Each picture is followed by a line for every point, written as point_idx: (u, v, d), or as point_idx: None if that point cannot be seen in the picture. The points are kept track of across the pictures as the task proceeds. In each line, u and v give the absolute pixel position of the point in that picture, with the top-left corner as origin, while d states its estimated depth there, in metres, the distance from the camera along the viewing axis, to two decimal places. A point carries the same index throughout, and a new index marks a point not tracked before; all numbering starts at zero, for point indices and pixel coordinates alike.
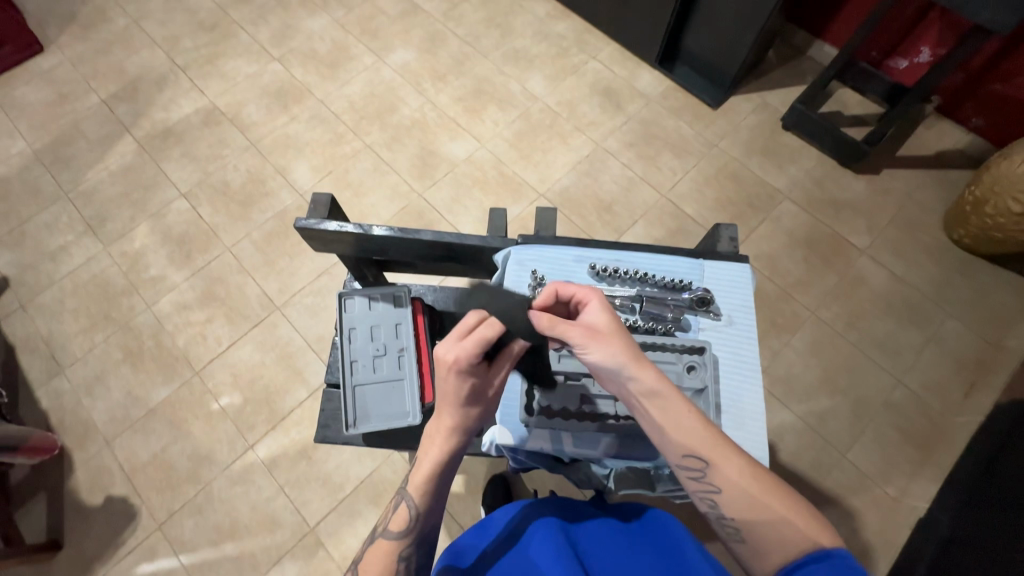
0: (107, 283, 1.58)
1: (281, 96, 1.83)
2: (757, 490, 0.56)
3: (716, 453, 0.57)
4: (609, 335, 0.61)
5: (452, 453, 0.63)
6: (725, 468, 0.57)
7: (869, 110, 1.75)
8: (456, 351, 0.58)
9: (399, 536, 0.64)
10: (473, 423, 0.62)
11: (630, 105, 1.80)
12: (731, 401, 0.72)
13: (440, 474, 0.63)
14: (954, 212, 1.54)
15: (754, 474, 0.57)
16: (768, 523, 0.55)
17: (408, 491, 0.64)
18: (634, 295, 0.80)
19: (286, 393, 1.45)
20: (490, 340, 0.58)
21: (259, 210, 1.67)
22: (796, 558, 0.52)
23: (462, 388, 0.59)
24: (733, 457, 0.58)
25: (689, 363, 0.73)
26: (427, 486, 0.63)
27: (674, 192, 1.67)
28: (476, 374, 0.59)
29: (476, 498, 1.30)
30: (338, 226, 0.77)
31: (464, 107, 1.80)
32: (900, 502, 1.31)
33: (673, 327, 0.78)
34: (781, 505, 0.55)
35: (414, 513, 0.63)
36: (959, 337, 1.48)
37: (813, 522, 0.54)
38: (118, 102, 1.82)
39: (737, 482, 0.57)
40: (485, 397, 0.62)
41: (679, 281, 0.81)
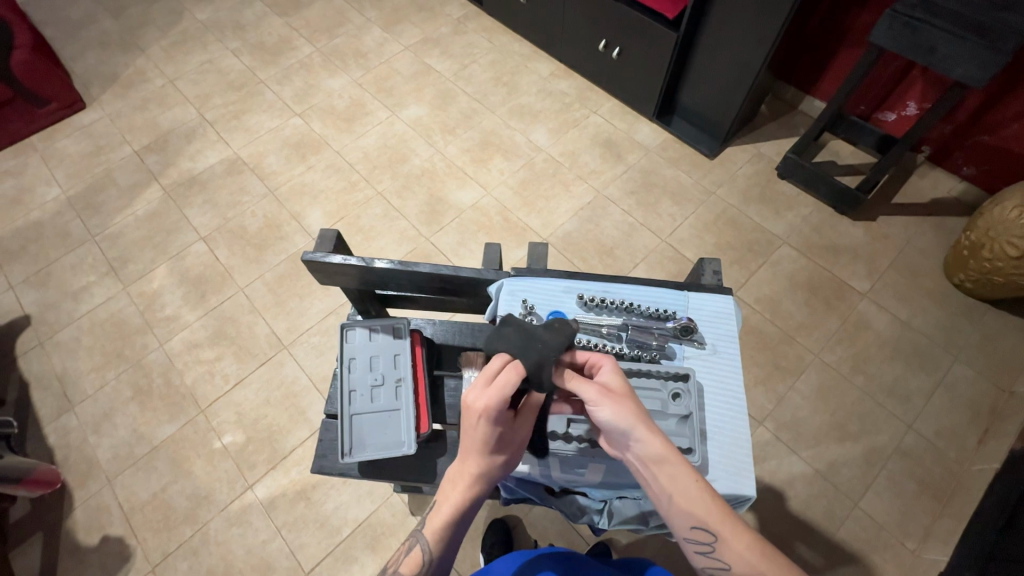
0: (123, 322, 1.63)
1: (301, 147, 1.95)
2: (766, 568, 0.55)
3: (725, 529, 0.55)
4: (626, 399, 0.59)
5: (473, 499, 0.62)
6: (735, 545, 0.55)
7: (862, 160, 1.81)
8: (486, 399, 0.57)
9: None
10: (498, 471, 0.62)
11: (630, 155, 1.89)
12: (716, 427, 0.73)
13: (459, 520, 0.62)
14: (953, 257, 1.56)
15: (764, 550, 0.55)
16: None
17: (424, 536, 0.63)
18: (620, 324, 0.82)
19: (288, 432, 1.46)
20: (513, 384, 0.58)
21: (274, 253, 1.74)
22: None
23: (493, 434, 0.59)
24: (741, 533, 0.55)
25: (674, 390, 0.74)
26: (443, 532, 0.62)
27: (674, 237, 1.71)
28: (503, 423, 0.59)
29: (476, 544, 1.26)
30: (343, 259, 0.81)
31: (471, 157, 1.90)
32: (919, 556, 1.25)
33: (658, 355, 0.80)
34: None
35: (427, 557, 0.62)
36: (969, 382, 1.45)
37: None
38: (149, 153, 1.95)
39: (746, 558, 0.55)
40: (513, 443, 0.62)
41: (663, 311, 0.83)
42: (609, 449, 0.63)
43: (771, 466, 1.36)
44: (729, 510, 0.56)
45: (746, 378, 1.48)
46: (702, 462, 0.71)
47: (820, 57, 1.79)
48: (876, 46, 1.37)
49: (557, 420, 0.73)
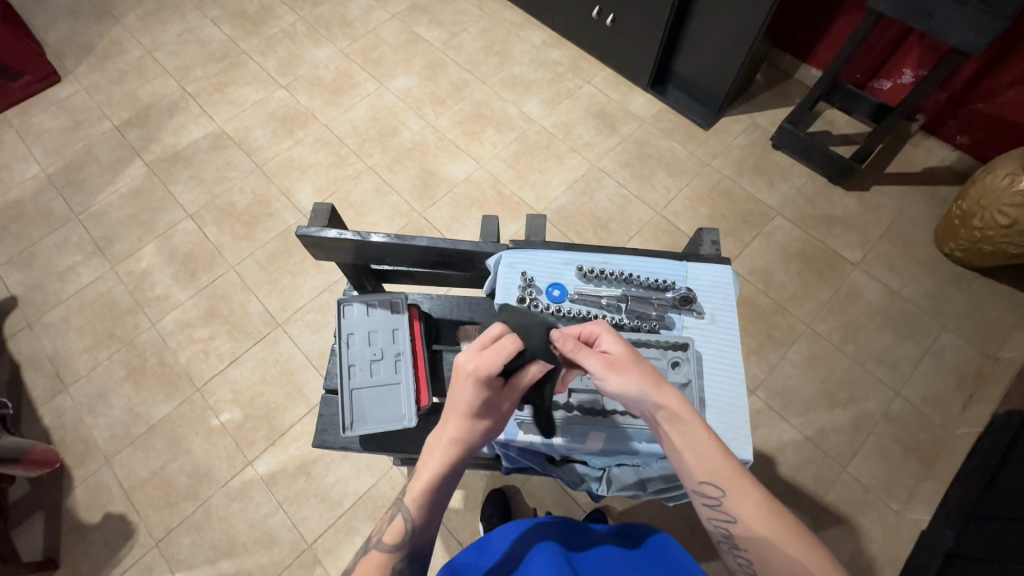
0: (113, 301, 1.61)
1: (287, 121, 1.90)
2: (772, 524, 0.56)
3: (735, 487, 0.57)
4: (633, 367, 0.60)
5: (454, 466, 0.60)
6: (743, 502, 0.57)
7: (857, 129, 1.80)
8: (474, 360, 0.58)
9: (390, 550, 0.61)
10: (479, 438, 0.60)
11: (624, 126, 1.86)
12: (715, 395, 0.74)
13: (439, 486, 0.61)
14: (944, 226, 1.57)
15: (771, 508, 0.57)
16: (782, 562, 0.54)
17: (405, 503, 0.61)
18: (619, 295, 0.82)
19: (286, 409, 1.46)
20: (512, 352, 0.58)
21: (264, 230, 1.71)
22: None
23: (477, 399, 0.58)
24: (751, 491, 0.57)
25: (673, 359, 0.76)
26: (424, 498, 0.61)
27: (668, 209, 1.71)
28: (489, 389, 0.58)
29: (475, 513, 1.29)
30: (338, 234, 0.80)
31: (463, 130, 1.86)
32: (903, 516, 1.29)
33: (658, 325, 0.80)
34: (795, 540, 0.55)
35: (408, 525, 0.61)
36: (956, 350, 1.48)
37: (827, 565, 0.53)
38: (130, 128, 1.89)
39: (755, 515, 0.56)
40: (497, 412, 0.60)
41: (662, 281, 0.83)
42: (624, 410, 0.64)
43: (762, 434, 1.39)
44: (741, 469, 0.57)
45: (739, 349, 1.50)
46: None
47: (817, 24, 1.76)
48: (875, 11, 1.34)
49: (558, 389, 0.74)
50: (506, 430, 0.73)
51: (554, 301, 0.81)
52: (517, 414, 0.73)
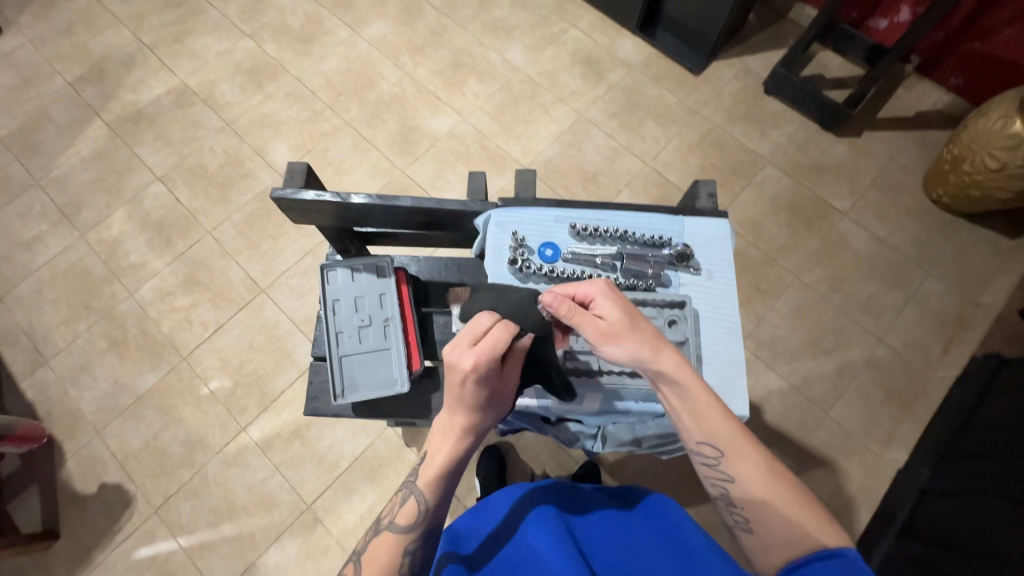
0: (86, 272, 1.55)
1: (255, 74, 1.78)
2: (771, 484, 0.57)
3: (735, 447, 0.57)
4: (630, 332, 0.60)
5: (465, 449, 0.62)
6: (742, 462, 0.57)
7: (850, 72, 1.75)
8: (472, 358, 0.56)
9: (406, 531, 0.63)
10: (488, 421, 0.61)
11: (612, 73, 1.78)
12: (712, 352, 0.74)
13: (452, 468, 0.62)
14: (934, 171, 1.55)
15: (771, 469, 0.58)
16: (778, 519, 0.55)
17: (419, 486, 0.63)
18: (614, 253, 0.80)
19: (276, 375, 1.45)
20: (505, 342, 0.57)
21: (239, 192, 1.64)
22: (801, 556, 0.52)
23: (482, 390, 0.58)
24: (751, 452, 0.58)
25: (671, 318, 0.74)
26: (438, 482, 0.62)
27: (658, 160, 1.66)
28: (492, 378, 0.58)
29: (471, 469, 1.32)
30: (316, 195, 0.75)
31: (444, 80, 1.77)
32: (881, 456, 1.35)
33: (654, 283, 0.79)
34: (793, 501, 0.56)
35: (424, 507, 0.62)
36: (938, 295, 1.51)
37: (826, 522, 0.54)
38: (85, 85, 1.76)
39: (752, 475, 0.57)
40: (503, 395, 0.61)
41: (658, 238, 0.81)
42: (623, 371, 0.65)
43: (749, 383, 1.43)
44: (743, 430, 0.58)
45: None
46: None
47: None
48: None
49: None
50: None
51: (548, 261, 0.79)
52: None
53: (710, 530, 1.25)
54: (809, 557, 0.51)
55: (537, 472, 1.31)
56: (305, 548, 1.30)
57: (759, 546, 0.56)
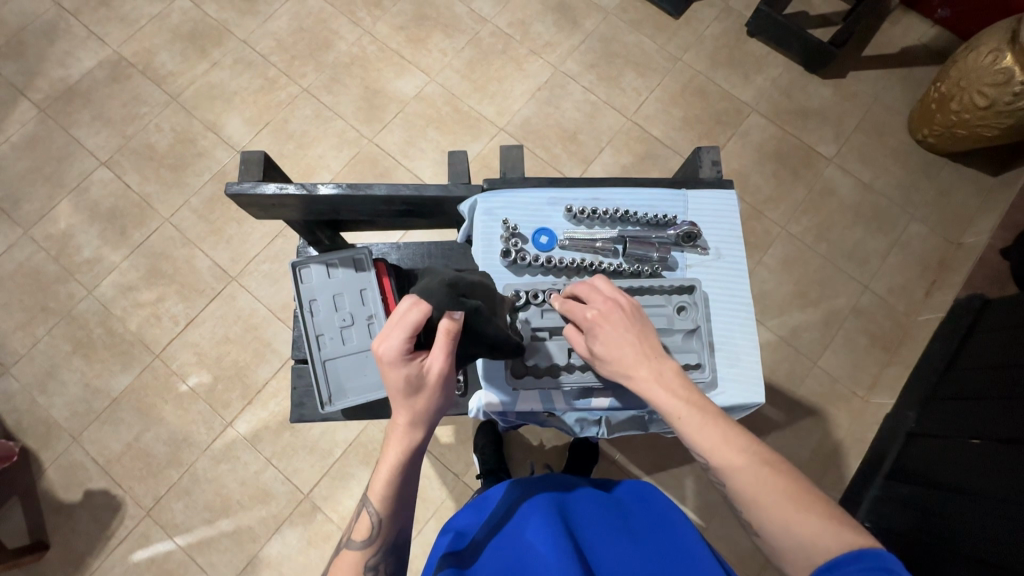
0: (37, 271, 1.44)
1: (196, 38, 1.61)
2: (762, 487, 0.54)
3: (718, 454, 0.56)
4: (613, 346, 0.60)
5: (408, 454, 0.57)
6: (729, 469, 0.55)
7: (835, 8, 1.67)
8: (380, 343, 0.54)
9: (363, 546, 0.59)
10: (420, 415, 0.56)
11: (587, 21, 1.66)
12: (724, 338, 0.72)
13: (398, 476, 0.57)
14: (919, 111, 1.52)
15: (762, 471, 0.54)
16: (777, 526, 0.52)
17: (369, 499, 0.59)
18: (616, 237, 0.76)
19: (258, 366, 1.39)
20: (415, 324, 0.54)
21: (194, 173, 1.51)
22: (820, 565, 0.49)
23: (397, 380, 0.54)
24: (737, 458, 0.55)
25: (679, 304, 0.71)
26: (385, 491, 0.58)
27: (640, 114, 1.58)
28: (405, 367, 0.54)
29: (468, 447, 1.31)
30: (278, 188, 0.68)
31: (407, 36, 1.63)
32: (868, 401, 1.38)
33: (660, 267, 0.76)
34: (787, 502, 0.52)
35: (376, 520, 0.58)
36: (921, 238, 1.51)
37: (830, 520, 0.51)
38: (3, 61, 1.57)
39: (744, 481, 0.54)
40: (431, 386, 0.56)
41: (663, 217, 0.77)
42: None
43: None
44: (727, 435, 0.56)
45: None
46: (712, 377, 0.70)
47: None
48: None
49: (558, 351, 0.71)
50: (504, 400, 0.69)
51: (543, 250, 0.75)
52: (514, 381, 0.69)
53: (706, 486, 1.29)
54: (834, 560, 0.48)
55: (534, 444, 1.30)
56: (307, 537, 1.29)
57: (771, 550, 0.53)
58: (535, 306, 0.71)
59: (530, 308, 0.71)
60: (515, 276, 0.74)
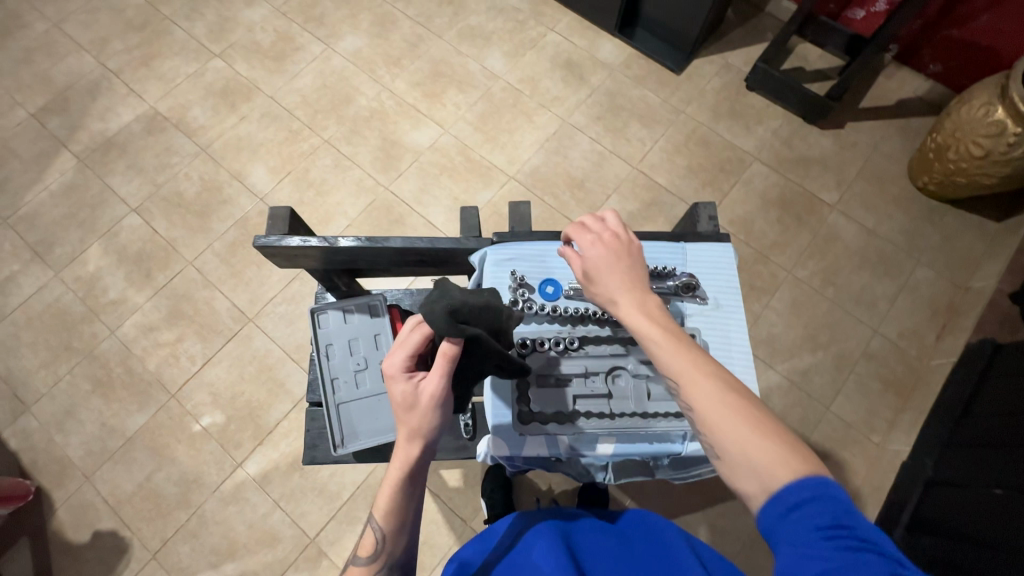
0: (64, 311, 1.49)
1: (228, 95, 1.73)
2: (724, 410, 0.53)
3: (683, 377, 0.56)
4: (602, 273, 0.65)
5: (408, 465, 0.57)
6: (694, 390, 0.55)
7: (831, 64, 1.75)
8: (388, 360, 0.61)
9: (365, 566, 0.57)
10: (419, 429, 0.58)
11: (593, 76, 1.76)
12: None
13: (399, 487, 0.57)
14: (918, 160, 1.56)
15: (727, 395, 0.54)
16: (735, 449, 0.52)
17: (374, 516, 0.58)
18: None
19: (271, 406, 1.41)
20: (415, 342, 0.60)
21: (219, 219, 1.59)
22: (778, 490, 0.49)
23: (399, 391, 0.59)
24: (703, 380, 0.55)
25: None
26: (388, 505, 0.57)
27: (645, 162, 1.65)
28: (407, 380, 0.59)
29: (477, 491, 1.30)
30: (302, 241, 0.72)
31: (423, 92, 1.73)
32: (883, 448, 1.36)
33: None
34: (748, 425, 0.52)
35: (379, 536, 0.57)
36: (929, 282, 1.52)
37: (786, 451, 0.50)
38: (50, 116, 1.69)
39: (706, 402, 0.54)
40: (429, 399, 0.58)
41: (663, 268, 0.78)
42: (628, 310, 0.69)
43: None
44: (695, 360, 0.56)
45: None
46: None
47: None
48: None
49: (563, 397, 0.72)
50: (512, 445, 0.70)
51: (549, 300, 0.77)
52: (521, 427, 0.71)
53: (720, 535, 1.26)
54: (784, 492, 0.48)
55: (543, 488, 1.29)
56: None
57: (728, 473, 0.53)
58: (542, 353, 0.74)
59: (537, 355, 0.74)
60: (522, 325, 0.76)
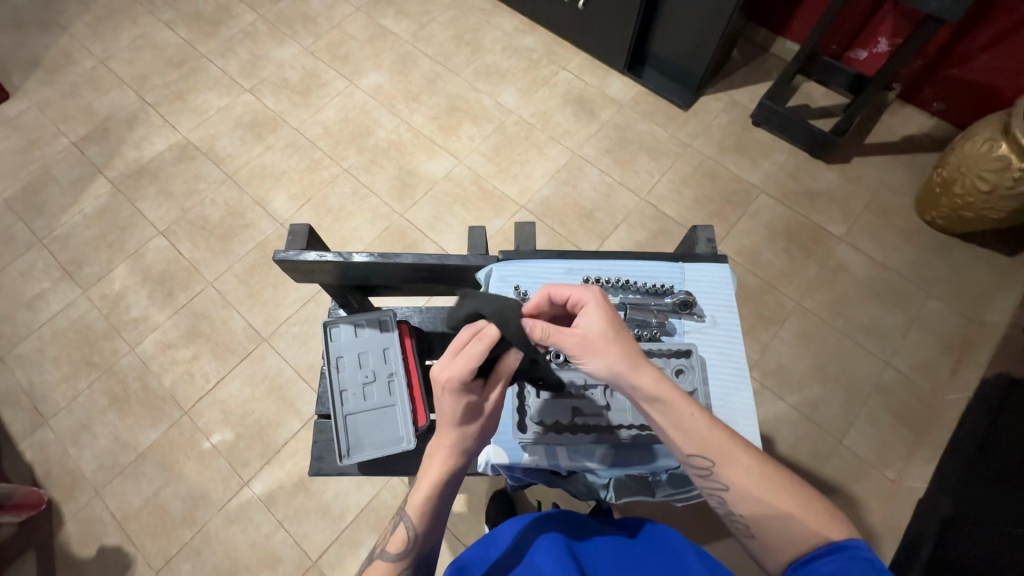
0: (88, 327, 1.55)
1: (256, 127, 1.82)
2: (762, 486, 0.59)
3: (723, 455, 0.59)
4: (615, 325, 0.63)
5: (452, 473, 0.63)
6: (732, 468, 0.59)
7: (835, 101, 1.80)
8: (449, 371, 0.60)
9: (396, 559, 0.62)
10: (470, 442, 0.62)
11: (603, 112, 1.83)
12: (723, 402, 0.74)
13: (440, 491, 0.62)
14: (925, 194, 1.58)
15: (763, 470, 0.59)
16: (778, 523, 0.57)
17: (407, 513, 0.63)
18: (617, 303, 0.80)
19: (279, 425, 1.43)
20: (479, 355, 0.59)
21: (240, 242, 1.65)
22: (811, 556, 0.55)
23: (458, 405, 0.60)
24: (740, 457, 0.59)
25: (677, 367, 0.74)
26: (427, 506, 0.62)
27: (653, 194, 1.69)
28: (470, 395, 0.60)
29: (480, 516, 1.29)
30: (318, 256, 0.76)
31: (439, 125, 1.81)
32: (899, 484, 1.32)
33: (659, 332, 0.79)
34: (787, 497, 0.58)
35: (413, 534, 0.62)
36: (941, 316, 1.50)
37: (823, 515, 0.57)
38: (90, 144, 1.80)
39: (745, 479, 0.59)
40: (484, 416, 0.63)
41: (660, 286, 0.82)
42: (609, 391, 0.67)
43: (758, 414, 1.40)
44: (729, 436, 0.60)
45: None
46: None
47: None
48: None
49: (561, 408, 0.73)
50: (511, 453, 0.72)
51: None
52: (520, 436, 0.72)
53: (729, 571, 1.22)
54: (814, 554, 0.55)
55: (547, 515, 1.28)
56: None
57: (763, 546, 0.58)
58: None
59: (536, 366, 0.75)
60: None
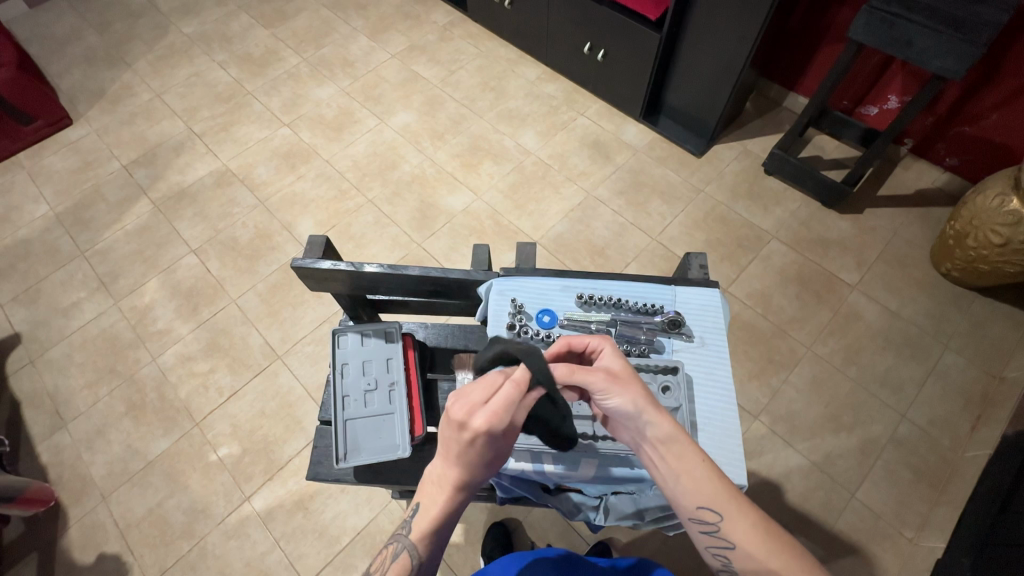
0: (115, 337, 1.62)
1: (291, 157, 1.95)
2: (768, 547, 0.55)
3: (731, 509, 0.56)
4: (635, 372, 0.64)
5: (460, 505, 0.63)
6: (739, 525, 0.56)
7: (848, 154, 1.84)
8: (486, 418, 0.57)
9: None
10: (480, 481, 0.62)
11: (618, 155, 1.90)
12: (707, 420, 0.75)
13: (446, 523, 0.62)
14: (939, 247, 1.58)
15: (768, 529, 0.57)
16: None
17: (409, 540, 0.62)
18: (609, 320, 0.84)
19: (285, 443, 1.45)
20: (515, 401, 0.58)
21: (266, 263, 1.74)
22: None
23: (485, 449, 0.59)
24: (747, 513, 0.56)
25: (664, 383, 0.76)
26: (431, 537, 0.62)
27: (665, 235, 1.72)
28: (498, 439, 0.58)
29: (477, 548, 1.26)
30: (332, 264, 0.81)
31: (461, 162, 1.91)
32: (917, 544, 1.26)
33: (647, 349, 0.82)
34: (793, 559, 0.55)
35: (415, 563, 0.61)
36: (959, 370, 1.47)
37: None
38: (138, 167, 1.95)
39: (750, 539, 0.56)
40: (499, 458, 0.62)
41: (651, 306, 0.85)
42: (618, 434, 0.64)
43: (767, 460, 1.37)
44: (737, 491, 0.57)
45: (741, 374, 1.48)
46: None
47: (801, 55, 1.81)
48: (855, 42, 1.38)
49: None
50: None
51: (544, 327, 0.83)
52: None
53: None
54: None
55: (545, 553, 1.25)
56: None
57: None
58: None
59: None
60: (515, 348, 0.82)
